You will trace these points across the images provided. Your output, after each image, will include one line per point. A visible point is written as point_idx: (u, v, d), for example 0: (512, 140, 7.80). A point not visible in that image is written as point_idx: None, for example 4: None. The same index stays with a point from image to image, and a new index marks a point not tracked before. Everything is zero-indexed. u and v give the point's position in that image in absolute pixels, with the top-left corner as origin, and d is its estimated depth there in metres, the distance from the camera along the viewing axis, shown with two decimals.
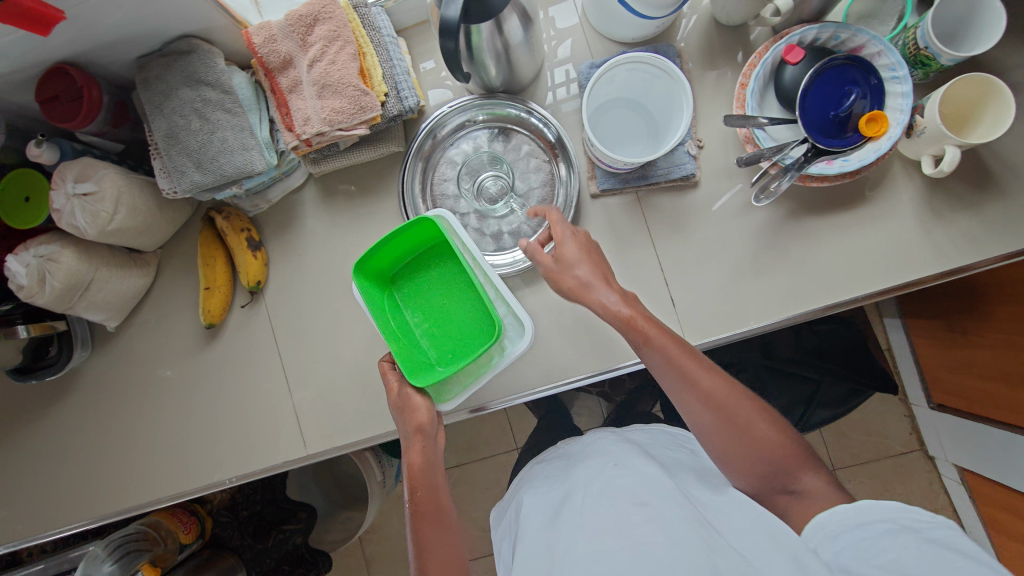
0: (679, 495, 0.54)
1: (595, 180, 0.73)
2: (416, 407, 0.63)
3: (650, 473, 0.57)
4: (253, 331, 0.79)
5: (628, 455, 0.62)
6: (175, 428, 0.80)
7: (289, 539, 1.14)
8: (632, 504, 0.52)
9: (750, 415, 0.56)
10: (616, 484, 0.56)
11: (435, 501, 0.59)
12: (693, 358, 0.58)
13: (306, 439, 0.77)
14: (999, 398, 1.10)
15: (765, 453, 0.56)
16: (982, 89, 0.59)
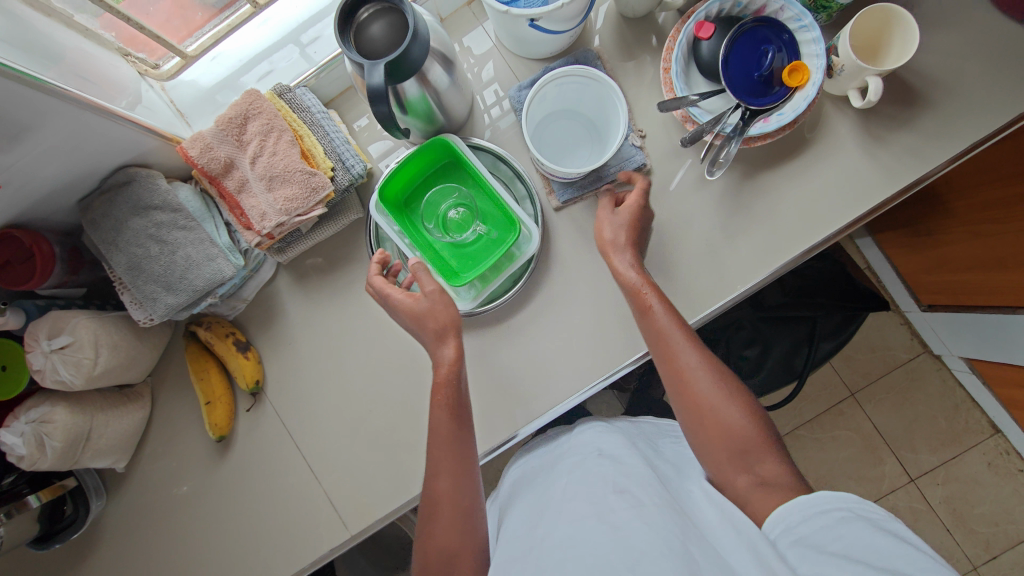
0: (656, 482, 0.54)
1: (554, 195, 0.74)
2: (437, 311, 0.65)
3: (633, 463, 0.57)
4: (265, 431, 0.78)
5: (611, 444, 0.61)
6: (212, 549, 0.78)
7: None
8: (614, 492, 0.52)
9: (729, 412, 0.58)
10: (602, 472, 0.56)
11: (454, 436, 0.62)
12: (685, 351, 0.61)
13: (346, 521, 0.76)
14: (978, 286, 1.15)
15: (733, 431, 0.57)
16: (884, 17, 0.63)
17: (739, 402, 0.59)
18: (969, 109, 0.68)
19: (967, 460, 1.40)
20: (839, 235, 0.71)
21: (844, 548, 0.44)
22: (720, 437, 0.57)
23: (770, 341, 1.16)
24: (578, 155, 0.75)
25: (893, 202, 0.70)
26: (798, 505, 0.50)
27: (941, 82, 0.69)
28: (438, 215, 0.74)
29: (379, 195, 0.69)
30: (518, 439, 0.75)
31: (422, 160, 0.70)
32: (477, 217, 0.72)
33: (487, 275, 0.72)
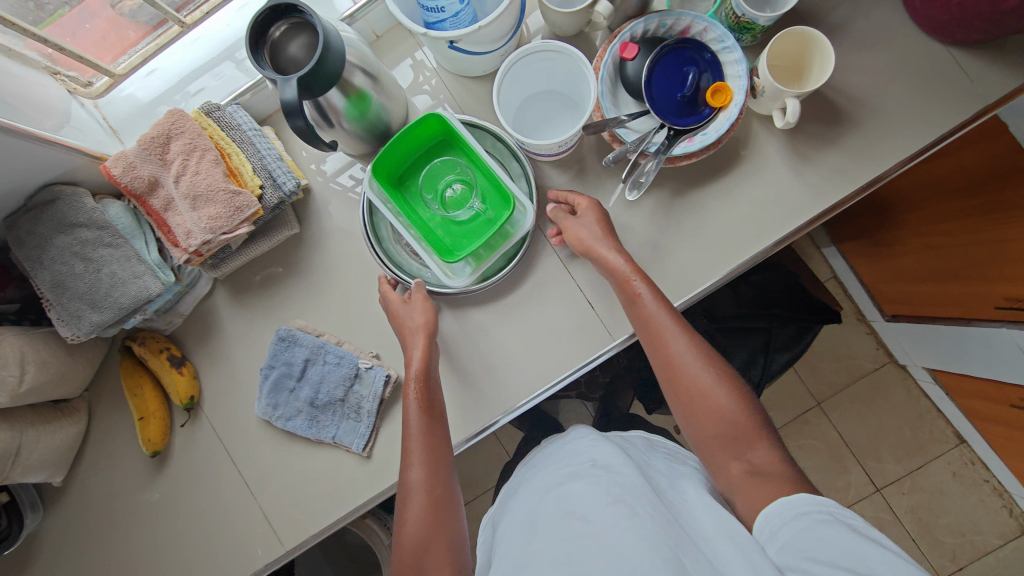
0: (647, 489, 0.53)
1: (353, 446, 0.75)
2: (414, 314, 0.70)
3: (624, 470, 0.55)
4: (201, 445, 0.78)
5: (604, 451, 0.59)
6: (148, 563, 0.78)
7: None
8: (607, 502, 0.51)
9: (726, 412, 0.59)
10: (590, 482, 0.54)
11: (431, 404, 0.65)
12: (678, 341, 0.63)
13: (281, 536, 0.76)
14: (932, 298, 1.15)
15: (727, 417, 0.59)
16: (802, 40, 0.64)
17: (730, 386, 0.61)
18: (894, 129, 0.69)
19: (931, 470, 1.40)
20: (786, 242, 0.72)
21: (835, 557, 0.42)
22: (710, 424, 0.59)
23: (728, 353, 1.16)
24: (359, 431, 0.74)
25: (849, 202, 0.71)
26: (779, 508, 0.50)
27: (864, 103, 0.70)
28: (436, 191, 0.72)
29: (373, 167, 0.67)
30: (512, 414, 0.74)
31: (421, 132, 0.69)
32: (476, 193, 0.71)
33: (482, 253, 0.70)
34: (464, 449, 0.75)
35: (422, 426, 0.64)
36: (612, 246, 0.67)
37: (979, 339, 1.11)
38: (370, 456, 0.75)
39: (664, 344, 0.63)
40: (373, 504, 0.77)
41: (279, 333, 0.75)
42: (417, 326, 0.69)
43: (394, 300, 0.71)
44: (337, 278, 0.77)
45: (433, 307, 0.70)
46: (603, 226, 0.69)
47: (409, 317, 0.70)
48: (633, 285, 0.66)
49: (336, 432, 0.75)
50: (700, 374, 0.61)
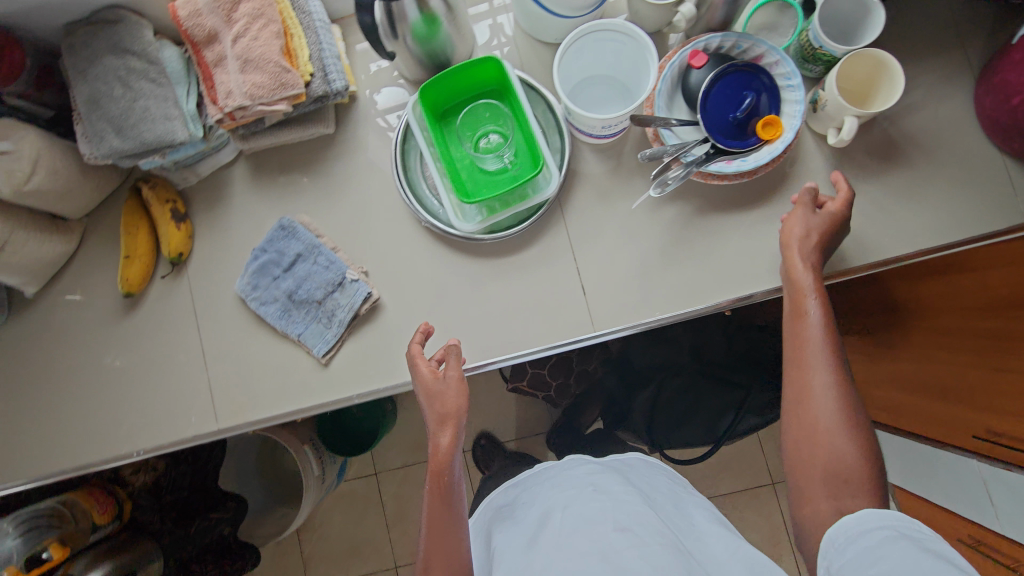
0: (655, 518, 0.63)
1: (314, 350, 0.75)
2: (447, 395, 0.65)
3: (629, 500, 0.66)
4: (174, 304, 0.79)
5: (608, 481, 0.70)
6: (91, 396, 0.80)
7: (215, 527, 1.13)
8: (614, 527, 0.61)
9: (843, 450, 0.54)
10: (598, 505, 0.65)
11: (451, 494, 0.63)
12: (820, 371, 0.57)
13: (219, 412, 0.77)
14: (916, 413, 1.14)
15: (843, 463, 0.54)
16: (873, 62, 0.64)
17: (859, 436, 0.54)
18: (929, 215, 0.69)
19: None
20: (788, 291, 0.71)
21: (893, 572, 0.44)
22: (819, 458, 0.55)
23: (702, 399, 1.17)
24: (325, 336, 0.75)
25: (861, 272, 0.70)
26: (843, 526, 0.51)
27: (906, 185, 0.70)
28: (473, 134, 0.73)
29: (420, 90, 0.68)
30: (471, 370, 0.74)
31: (473, 74, 0.69)
32: (508, 147, 0.71)
33: (494, 206, 0.71)
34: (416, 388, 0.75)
35: (443, 517, 0.62)
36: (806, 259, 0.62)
37: (948, 466, 1.10)
38: (327, 365, 0.76)
39: (802, 364, 0.59)
40: (316, 411, 0.77)
41: (281, 221, 0.76)
42: (449, 410, 0.64)
43: (427, 375, 0.66)
44: (352, 189, 0.78)
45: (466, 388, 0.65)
46: (829, 232, 0.65)
47: (442, 401, 0.65)
48: (808, 298, 0.61)
49: (301, 332, 0.75)
50: (821, 409, 0.56)
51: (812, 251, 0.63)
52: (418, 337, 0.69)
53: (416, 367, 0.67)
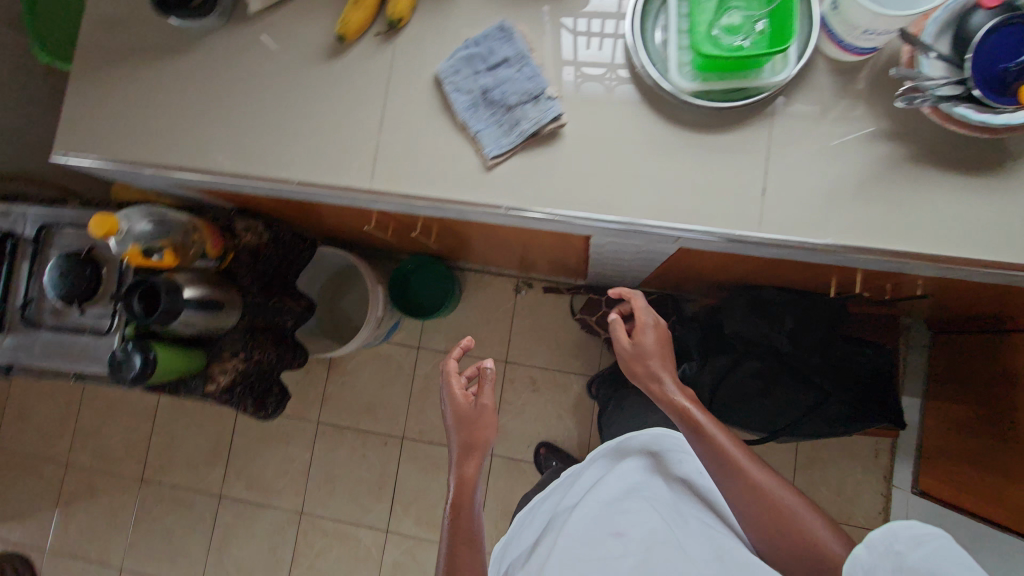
0: (654, 522, 0.75)
1: (485, 151, 0.77)
2: (482, 412, 0.83)
3: (637, 507, 0.78)
4: (372, 67, 0.82)
5: (613, 491, 0.83)
6: (267, 120, 0.84)
7: (283, 313, 1.25)
8: (613, 535, 0.74)
9: (778, 488, 0.70)
10: (607, 516, 0.78)
11: (463, 506, 0.77)
12: (755, 469, 0.72)
13: (375, 176, 0.81)
14: (982, 490, 1.10)
15: (791, 536, 0.68)
16: None
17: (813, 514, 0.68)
18: None
19: None
20: (973, 267, 0.68)
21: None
22: (787, 535, 0.68)
23: (775, 389, 1.15)
24: (501, 139, 0.76)
25: None
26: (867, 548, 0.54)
27: None
28: None
29: None
30: (624, 222, 0.75)
31: None
32: (762, 17, 0.68)
33: (715, 74, 0.69)
34: (565, 219, 0.76)
35: (466, 498, 0.77)
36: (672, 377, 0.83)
37: (995, 553, 1.06)
38: (489, 169, 0.78)
39: (728, 461, 0.73)
40: (460, 210, 0.80)
41: (502, 23, 0.78)
42: (469, 436, 0.82)
43: (457, 401, 0.84)
44: (577, 18, 0.78)
45: (491, 410, 0.83)
46: (661, 343, 0.88)
47: (478, 413, 0.82)
48: (699, 418, 0.78)
49: (479, 128, 0.77)
50: (760, 496, 0.70)
51: (660, 378, 0.84)
52: (457, 348, 0.89)
53: (451, 385, 0.86)
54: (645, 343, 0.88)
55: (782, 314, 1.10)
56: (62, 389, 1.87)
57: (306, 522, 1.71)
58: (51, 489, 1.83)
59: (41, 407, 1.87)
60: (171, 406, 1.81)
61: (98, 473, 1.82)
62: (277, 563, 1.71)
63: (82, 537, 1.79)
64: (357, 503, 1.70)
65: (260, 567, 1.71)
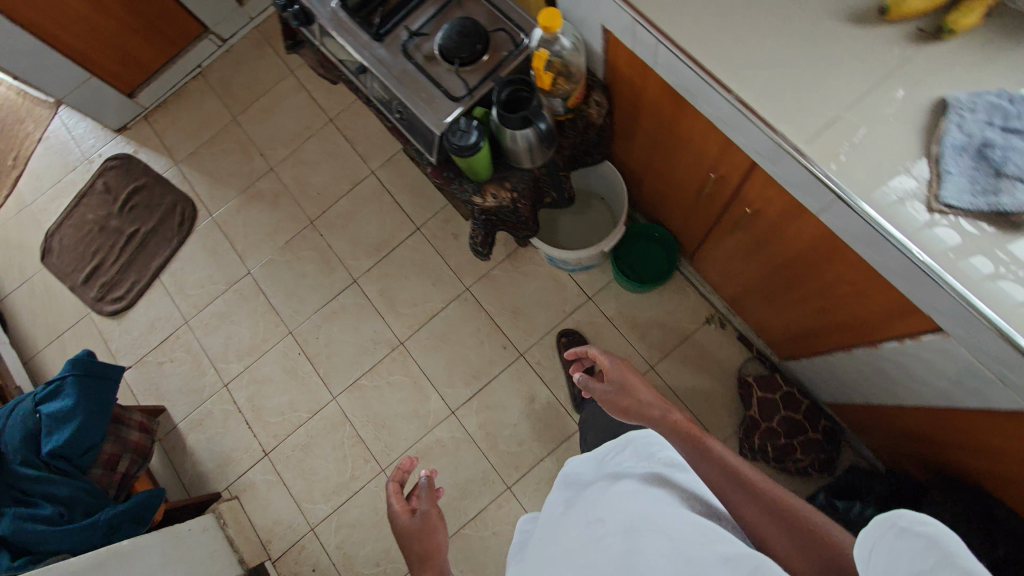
0: (633, 504, 0.68)
1: (941, 193, 0.73)
2: (420, 521, 0.99)
3: (621, 491, 0.71)
4: (883, 50, 0.80)
5: (607, 479, 0.77)
6: (752, 31, 0.85)
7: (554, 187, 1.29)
8: (595, 523, 0.69)
9: (771, 489, 0.68)
10: (596, 503, 0.72)
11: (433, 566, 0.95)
12: (749, 478, 0.71)
13: (812, 140, 0.79)
14: None
15: (790, 546, 0.63)
16: None
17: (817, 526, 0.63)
18: None
19: None
20: None
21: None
22: (791, 544, 0.63)
23: None
24: (966, 194, 0.72)
25: None
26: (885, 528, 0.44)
27: None
28: None
29: None
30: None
31: None
32: None
33: None
34: (965, 304, 0.71)
35: (435, 557, 0.96)
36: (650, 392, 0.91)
37: None
38: (927, 209, 0.74)
39: (710, 456, 0.75)
40: (865, 223, 0.76)
41: None
42: (421, 547, 0.97)
43: (394, 510, 1.02)
44: None
45: (432, 515, 0.99)
46: (627, 368, 0.96)
47: (416, 529, 0.98)
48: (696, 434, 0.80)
49: (951, 171, 0.73)
50: (751, 493, 0.69)
51: (657, 405, 0.88)
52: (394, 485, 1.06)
53: (393, 503, 1.03)
54: (617, 375, 0.95)
55: (998, 537, 1.00)
56: (307, 113, 2.05)
57: (401, 353, 1.79)
58: (248, 178, 2.03)
59: (286, 115, 2.06)
60: (374, 188, 1.94)
61: (286, 193, 1.99)
62: (357, 364, 1.80)
63: (242, 229, 1.98)
64: (446, 372, 1.76)
65: (343, 356, 1.81)
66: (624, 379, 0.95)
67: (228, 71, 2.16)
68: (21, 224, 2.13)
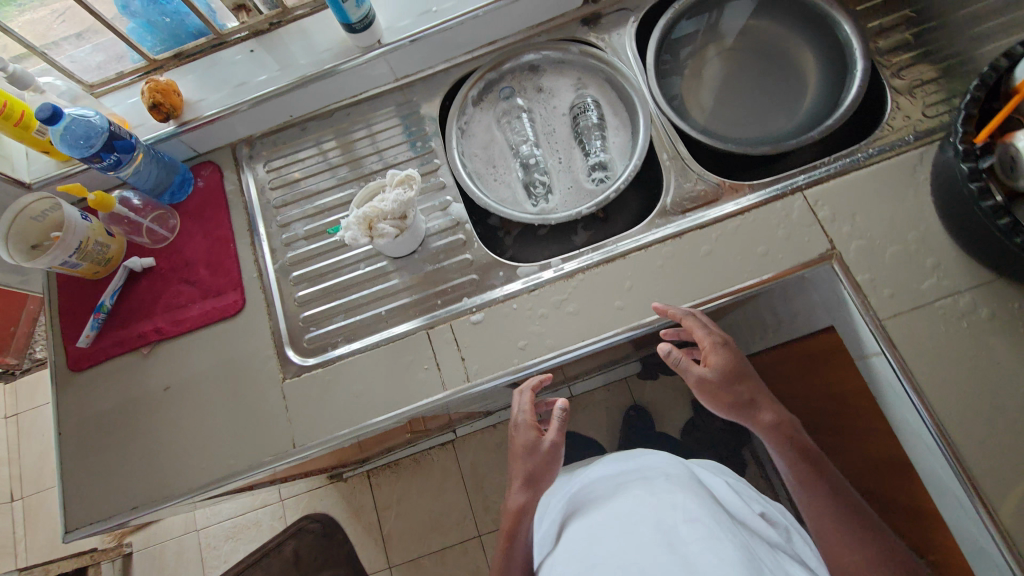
0: (722, 516, 0.70)
1: None
2: (533, 442, 0.81)
3: (698, 500, 0.72)
4: None
5: (677, 484, 0.77)
6: None
7: None
8: (684, 518, 0.67)
9: (847, 494, 0.74)
10: (673, 499, 0.72)
11: (532, 488, 0.80)
12: (830, 482, 0.75)
13: None
14: None
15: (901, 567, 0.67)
16: None
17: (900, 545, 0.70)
18: None
19: None
20: None
21: None
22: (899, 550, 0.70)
23: None
24: None
25: None
26: None
27: None
28: None
29: None
30: None
31: None
32: None
33: None
34: None
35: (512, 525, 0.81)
36: (779, 404, 0.78)
37: None
38: None
39: (818, 470, 0.75)
40: None
41: None
42: (529, 467, 0.80)
43: (523, 404, 0.83)
44: None
45: (559, 447, 0.81)
46: (733, 370, 0.75)
47: (540, 454, 0.80)
48: (774, 434, 0.76)
49: None
50: (845, 505, 0.73)
51: (773, 407, 0.77)
52: (534, 385, 0.83)
53: (522, 397, 0.84)
54: (715, 358, 0.75)
55: None
56: None
57: None
58: None
59: None
60: None
61: None
62: None
63: None
64: None
65: None
66: (724, 340, 0.76)
67: (483, 457, 1.64)
68: (182, 554, 1.70)
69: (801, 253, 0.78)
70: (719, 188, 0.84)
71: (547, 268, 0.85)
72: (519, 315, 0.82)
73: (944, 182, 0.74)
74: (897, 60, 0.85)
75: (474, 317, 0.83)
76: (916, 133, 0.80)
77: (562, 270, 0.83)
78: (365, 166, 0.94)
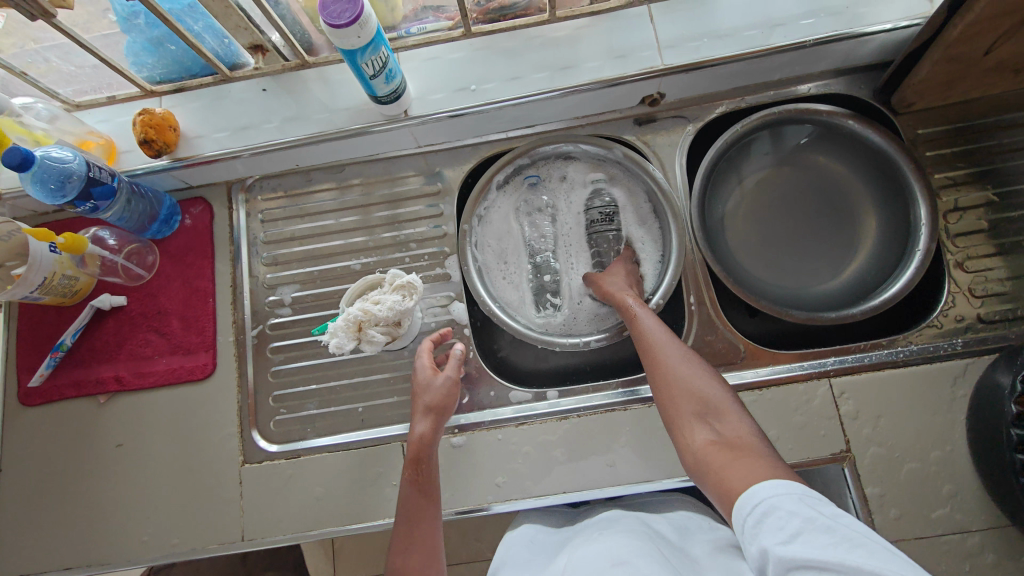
0: (654, 553, 0.57)
1: None
2: (430, 389, 0.73)
3: (630, 541, 0.59)
4: None
5: (611, 530, 0.64)
6: None
7: None
8: (614, 562, 0.54)
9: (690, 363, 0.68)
10: (601, 546, 0.59)
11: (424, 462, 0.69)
12: (668, 345, 0.69)
13: None
14: None
15: (708, 400, 0.63)
16: None
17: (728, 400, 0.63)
18: None
19: None
20: None
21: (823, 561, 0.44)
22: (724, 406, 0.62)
23: None
24: None
25: None
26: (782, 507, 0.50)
27: None
28: None
29: None
30: None
31: None
32: None
33: None
34: None
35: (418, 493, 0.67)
36: (617, 282, 0.78)
37: None
38: None
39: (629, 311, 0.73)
40: None
41: None
42: (432, 403, 0.72)
43: (422, 356, 0.77)
44: None
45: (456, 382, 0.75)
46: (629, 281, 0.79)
47: (439, 387, 0.73)
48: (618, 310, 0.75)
49: None
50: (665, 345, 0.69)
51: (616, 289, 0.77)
52: (435, 337, 0.79)
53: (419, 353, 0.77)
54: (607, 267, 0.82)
55: None
56: None
57: None
58: None
59: None
60: None
61: None
62: None
63: None
64: None
65: None
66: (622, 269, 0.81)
67: None
68: None
69: (813, 448, 0.72)
70: (742, 351, 0.77)
71: (542, 398, 0.79)
72: (502, 449, 0.76)
73: (983, 411, 0.68)
74: (966, 245, 0.78)
75: (454, 440, 0.77)
76: (967, 338, 0.74)
77: (557, 407, 0.78)
78: (368, 236, 0.86)
